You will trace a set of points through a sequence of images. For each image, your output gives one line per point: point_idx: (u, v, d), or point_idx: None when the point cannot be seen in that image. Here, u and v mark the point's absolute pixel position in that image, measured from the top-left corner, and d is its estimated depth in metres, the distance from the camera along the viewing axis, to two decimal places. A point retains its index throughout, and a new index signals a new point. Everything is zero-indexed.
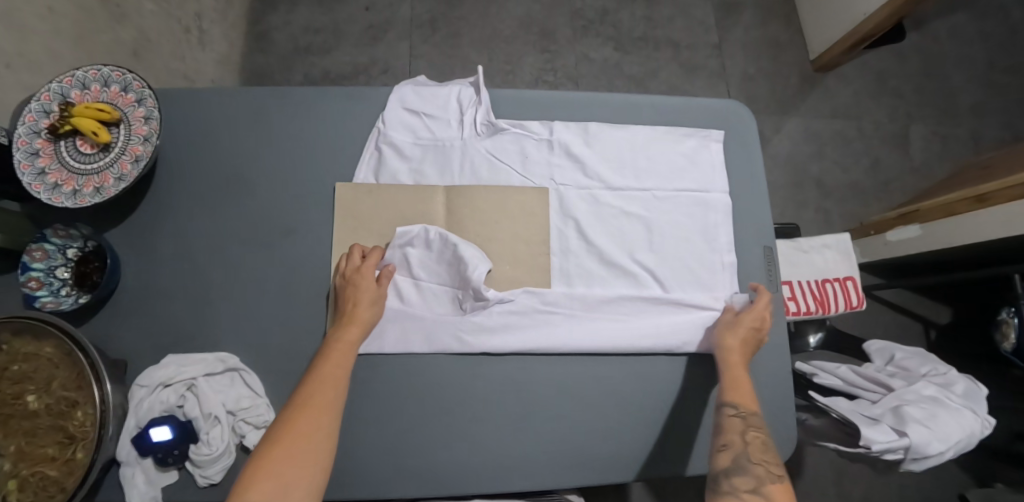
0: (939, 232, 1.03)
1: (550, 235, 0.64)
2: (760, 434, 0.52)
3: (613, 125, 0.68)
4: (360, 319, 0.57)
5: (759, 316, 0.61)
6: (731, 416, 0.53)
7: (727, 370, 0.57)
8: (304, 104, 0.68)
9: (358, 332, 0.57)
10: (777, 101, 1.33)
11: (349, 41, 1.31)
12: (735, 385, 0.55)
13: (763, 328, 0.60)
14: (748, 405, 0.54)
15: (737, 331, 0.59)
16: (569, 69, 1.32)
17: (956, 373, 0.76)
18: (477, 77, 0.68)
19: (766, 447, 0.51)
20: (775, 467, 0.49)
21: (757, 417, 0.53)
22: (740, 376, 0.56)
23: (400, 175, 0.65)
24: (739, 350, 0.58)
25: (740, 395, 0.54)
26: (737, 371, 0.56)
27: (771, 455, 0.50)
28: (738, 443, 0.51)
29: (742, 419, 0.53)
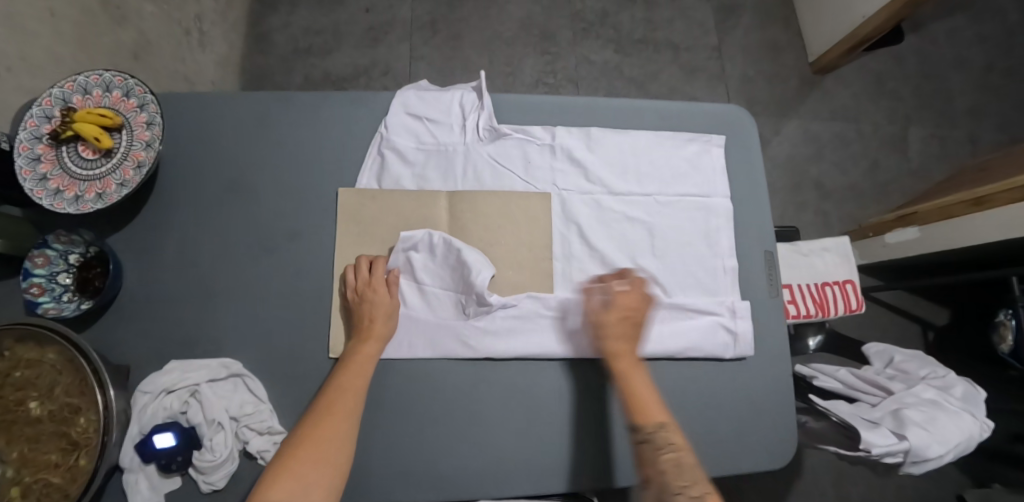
0: (937, 234, 1.04)
1: (553, 240, 0.64)
2: (673, 452, 0.49)
3: (616, 130, 0.68)
4: (376, 333, 0.58)
5: (626, 307, 0.58)
6: (642, 443, 0.51)
7: (620, 390, 0.54)
8: (306, 109, 0.68)
9: (376, 347, 0.58)
10: (777, 104, 1.34)
11: (349, 43, 1.31)
12: (632, 405, 0.53)
13: (631, 320, 0.58)
14: (650, 421, 0.52)
15: (610, 338, 0.57)
16: (570, 71, 1.32)
17: (955, 376, 0.76)
18: (479, 81, 0.68)
19: (681, 465, 0.49)
20: (692, 487, 0.47)
21: (663, 428, 0.51)
22: (636, 389, 0.54)
23: (403, 180, 0.65)
24: (622, 358, 0.56)
25: (639, 413, 0.52)
26: (630, 386, 0.54)
27: (687, 472, 0.48)
28: (655, 475, 0.49)
29: (652, 443, 0.51)
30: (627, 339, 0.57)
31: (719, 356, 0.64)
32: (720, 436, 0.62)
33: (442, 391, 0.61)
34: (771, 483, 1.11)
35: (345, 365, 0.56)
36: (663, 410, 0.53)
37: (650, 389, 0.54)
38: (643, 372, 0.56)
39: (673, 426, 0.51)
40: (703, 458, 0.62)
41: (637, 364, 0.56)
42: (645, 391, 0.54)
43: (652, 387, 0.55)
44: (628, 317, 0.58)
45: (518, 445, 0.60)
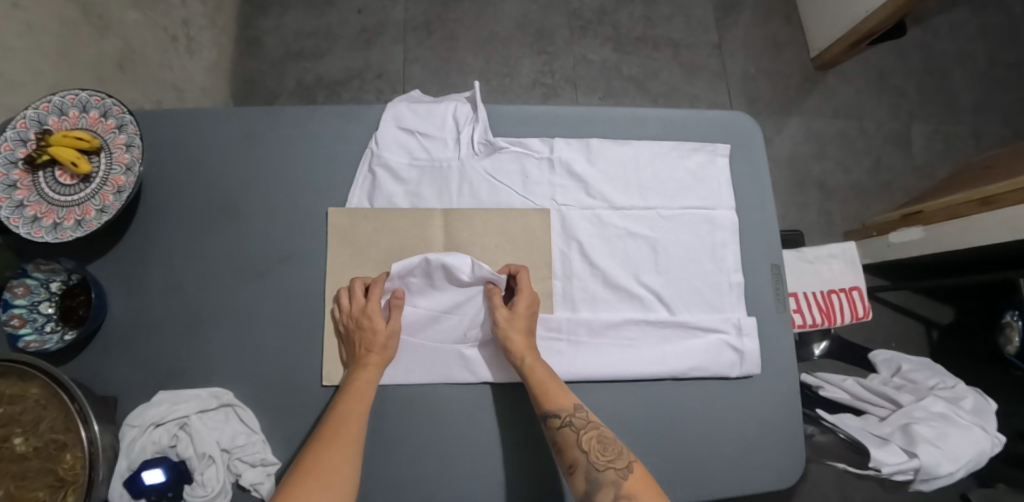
0: (942, 235, 1.02)
1: (552, 257, 0.62)
2: (595, 429, 0.51)
3: (616, 141, 0.66)
4: (376, 360, 0.56)
5: (523, 299, 0.58)
6: (563, 429, 0.51)
7: (531, 381, 0.54)
8: (295, 125, 0.66)
9: (373, 376, 0.55)
10: (779, 101, 1.31)
11: (341, 45, 1.27)
12: (545, 394, 0.53)
13: (529, 310, 0.58)
14: (567, 405, 0.52)
15: (512, 330, 0.56)
16: (567, 71, 1.28)
17: (964, 387, 0.75)
18: (473, 92, 0.66)
19: (605, 440, 0.50)
20: (619, 459, 0.49)
21: (578, 409, 0.52)
22: (545, 377, 0.54)
23: (396, 198, 0.62)
24: (526, 352, 0.55)
25: (553, 400, 0.52)
26: (539, 376, 0.54)
27: (612, 445, 0.50)
28: (582, 457, 0.50)
29: (573, 427, 0.51)
30: (530, 330, 0.57)
31: (724, 375, 0.62)
32: (726, 456, 0.61)
33: (438, 419, 0.59)
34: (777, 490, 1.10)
35: (347, 391, 0.54)
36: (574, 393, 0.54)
37: (555, 375, 0.55)
38: (544, 360, 0.56)
39: (585, 405, 0.53)
40: (710, 480, 0.60)
41: (538, 354, 0.56)
42: (555, 379, 0.54)
43: (554, 372, 0.56)
44: (529, 313, 0.57)
45: (520, 474, 0.59)
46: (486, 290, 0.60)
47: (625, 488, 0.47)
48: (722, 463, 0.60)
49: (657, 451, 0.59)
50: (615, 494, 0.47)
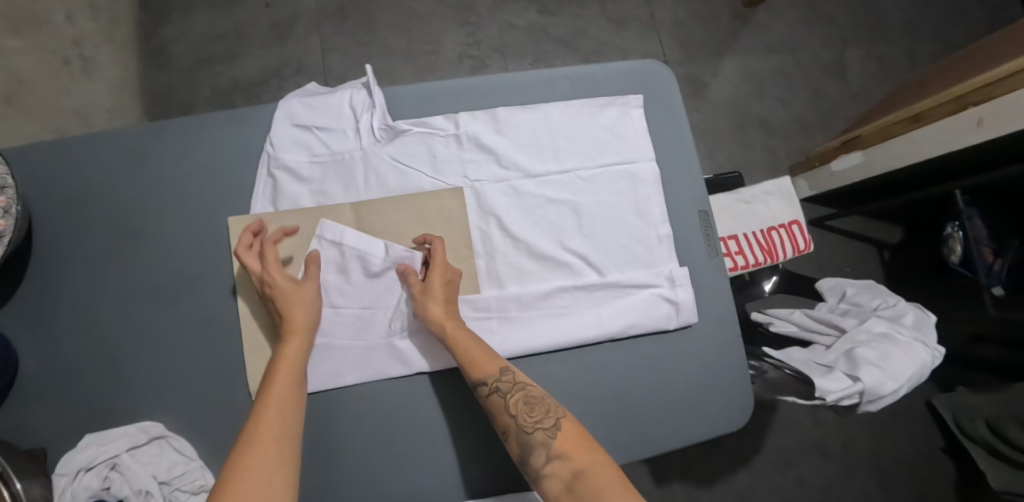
0: (879, 157, 1.02)
1: (472, 236, 0.60)
2: (523, 391, 0.51)
3: (524, 107, 0.63)
4: (298, 328, 0.52)
5: (443, 268, 0.56)
6: (491, 397, 0.51)
7: (461, 348, 0.53)
8: (186, 137, 0.62)
9: (301, 343, 0.52)
10: (712, 44, 1.28)
11: (255, 44, 1.21)
12: (472, 362, 0.52)
13: (446, 276, 0.56)
14: (493, 371, 0.52)
15: (434, 304, 0.54)
16: (493, 40, 1.24)
17: (905, 303, 0.76)
18: (368, 76, 0.62)
19: (532, 400, 0.50)
20: (547, 418, 0.49)
21: (504, 373, 0.52)
22: (473, 345, 0.53)
23: (300, 198, 0.59)
24: (446, 320, 0.54)
25: (479, 367, 0.52)
26: (467, 344, 0.53)
27: (538, 405, 0.50)
28: (512, 421, 0.50)
29: (500, 393, 0.51)
30: (452, 296, 0.56)
31: (663, 327, 0.61)
32: (676, 407, 0.61)
33: (381, 417, 0.58)
34: (749, 427, 1.12)
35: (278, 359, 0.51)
36: (501, 357, 0.53)
37: (482, 342, 0.54)
38: (471, 329, 0.55)
39: (513, 368, 0.53)
40: (664, 432, 0.60)
41: (464, 325, 0.55)
42: (482, 346, 0.53)
43: (482, 341, 0.54)
44: (446, 284, 0.55)
45: (474, 458, 0.58)
46: (399, 271, 0.58)
47: (555, 449, 0.47)
48: (673, 415, 0.60)
49: (605, 414, 0.59)
50: (547, 455, 0.47)
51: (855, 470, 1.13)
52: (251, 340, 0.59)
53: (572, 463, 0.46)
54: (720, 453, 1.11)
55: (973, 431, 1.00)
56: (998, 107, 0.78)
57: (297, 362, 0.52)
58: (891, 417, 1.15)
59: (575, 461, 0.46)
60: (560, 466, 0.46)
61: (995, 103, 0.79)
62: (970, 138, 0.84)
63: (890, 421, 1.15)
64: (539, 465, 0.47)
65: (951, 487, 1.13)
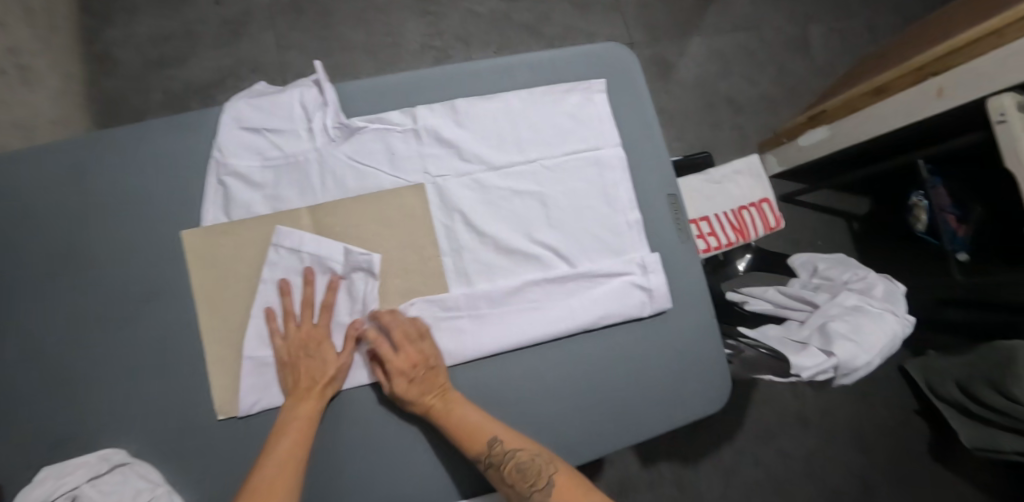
0: (845, 130, 1.03)
1: (437, 233, 0.58)
2: (513, 459, 0.51)
3: (483, 97, 0.61)
4: (317, 390, 0.53)
5: (407, 352, 0.54)
6: (487, 471, 0.52)
7: (445, 429, 0.52)
8: (129, 147, 0.58)
9: (316, 404, 0.53)
10: (678, 24, 1.27)
11: (206, 43, 1.13)
12: (461, 440, 0.51)
13: (408, 365, 0.53)
14: (482, 448, 0.51)
15: (408, 396, 0.53)
16: (456, 30, 1.20)
17: (875, 275, 0.77)
18: (318, 73, 0.59)
19: (523, 466, 0.51)
20: (540, 478, 0.51)
21: (492, 445, 0.51)
22: (462, 417, 0.52)
23: (254, 204, 0.57)
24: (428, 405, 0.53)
25: (467, 446, 0.51)
26: (453, 421, 0.52)
27: (530, 469, 0.51)
28: (509, 489, 0.51)
29: (494, 466, 0.51)
30: (426, 376, 0.53)
31: (639, 315, 0.61)
32: (656, 393, 0.61)
33: (354, 425, 0.56)
34: (731, 403, 1.13)
35: (288, 421, 0.52)
36: (489, 423, 0.52)
37: (470, 414, 0.53)
38: (455, 400, 0.53)
39: (502, 435, 0.52)
40: (646, 419, 0.60)
41: (448, 396, 0.54)
42: (472, 416, 0.52)
43: (471, 409, 0.53)
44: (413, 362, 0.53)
45: (454, 458, 0.57)
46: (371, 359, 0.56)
47: None
48: (653, 400, 0.60)
49: (584, 406, 0.59)
50: None
51: (835, 438, 1.16)
52: (213, 357, 0.56)
53: None
54: (704, 431, 1.12)
55: (944, 392, 1.04)
56: (956, 77, 0.80)
57: (310, 421, 0.52)
58: (868, 385, 1.18)
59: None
60: None
61: (953, 72, 0.80)
62: (931, 108, 0.85)
63: (867, 387, 1.18)
64: None
65: (927, 446, 1.17)
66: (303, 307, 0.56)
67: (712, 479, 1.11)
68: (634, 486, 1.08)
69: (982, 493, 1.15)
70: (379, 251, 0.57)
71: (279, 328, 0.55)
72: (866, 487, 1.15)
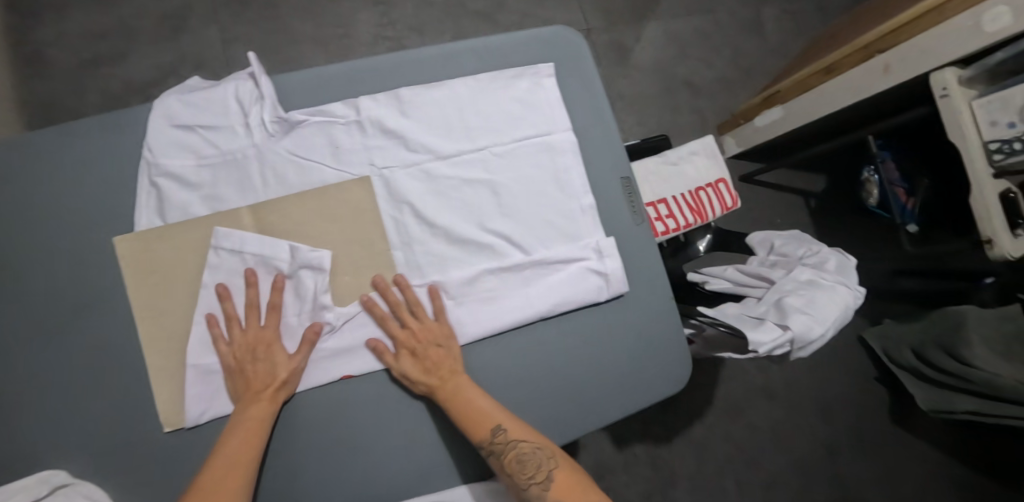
0: (798, 110, 1.05)
1: (386, 227, 0.57)
2: (515, 449, 0.51)
3: (428, 85, 0.60)
4: (267, 394, 0.51)
5: (415, 334, 0.55)
6: (489, 457, 0.52)
7: (451, 412, 0.52)
8: (49, 149, 0.54)
9: (265, 408, 0.51)
10: (633, 8, 1.27)
11: (145, 40, 1.05)
12: (467, 426, 0.51)
13: (416, 345, 0.54)
14: (486, 435, 0.51)
15: (417, 379, 0.54)
16: (409, 19, 1.17)
17: (828, 249, 0.78)
18: (253, 64, 0.56)
19: (525, 458, 0.51)
20: (539, 473, 0.51)
21: (496, 434, 0.51)
22: (468, 401, 0.52)
23: (191, 206, 0.54)
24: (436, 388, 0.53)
25: (471, 432, 0.51)
26: (461, 405, 0.52)
27: (530, 462, 0.51)
28: (507, 479, 0.51)
29: (497, 454, 0.51)
30: (436, 358, 0.54)
31: (597, 299, 0.61)
32: (617, 375, 0.61)
33: (309, 427, 0.54)
34: (700, 382, 1.16)
35: (236, 427, 0.50)
36: (496, 411, 0.52)
37: (478, 401, 0.52)
38: (465, 384, 0.53)
39: (507, 424, 0.52)
40: (609, 401, 0.60)
41: (455, 379, 0.54)
42: (479, 403, 0.52)
43: (480, 395, 0.53)
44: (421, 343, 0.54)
45: (415, 454, 0.56)
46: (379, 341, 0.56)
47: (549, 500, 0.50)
48: (615, 382, 0.61)
49: (545, 392, 0.59)
50: None
51: (801, 408, 1.20)
52: (155, 368, 0.53)
53: None
54: (675, 410, 1.14)
55: (900, 359, 1.07)
56: (900, 55, 0.82)
57: (259, 427, 0.50)
58: (829, 356, 1.22)
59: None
60: None
61: (898, 49, 0.82)
62: (880, 84, 0.88)
63: (828, 358, 1.22)
64: None
65: (887, 410, 1.21)
66: (247, 310, 0.54)
67: (684, 456, 1.13)
68: (609, 469, 1.09)
69: (936, 451, 1.21)
70: (326, 248, 0.55)
71: (222, 334, 0.53)
72: (832, 453, 1.19)
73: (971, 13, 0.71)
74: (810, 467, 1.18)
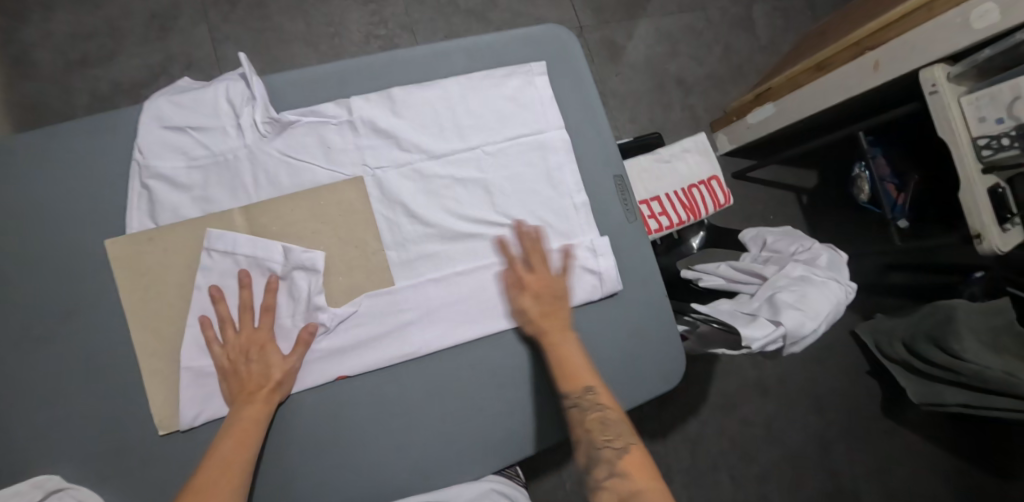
0: (790, 106, 1.05)
1: (379, 228, 0.57)
2: (601, 411, 0.50)
3: (420, 84, 0.60)
4: (263, 396, 0.51)
5: (538, 280, 0.57)
6: (570, 409, 0.52)
7: (554, 357, 0.54)
8: (38, 152, 0.54)
9: (260, 410, 0.51)
10: (625, 5, 1.27)
11: (133, 39, 1.04)
12: (562, 372, 0.53)
13: (541, 290, 0.57)
14: (578, 386, 0.51)
15: (532, 318, 0.56)
16: (400, 17, 1.16)
17: (819, 245, 0.79)
18: (244, 64, 0.56)
19: (607, 421, 0.50)
20: (618, 440, 0.49)
21: (587, 390, 0.51)
22: (569, 353, 0.54)
23: (182, 208, 0.54)
24: (548, 331, 0.55)
25: (564, 380, 0.52)
26: (563, 353, 0.54)
27: (613, 426, 0.50)
28: (583, 434, 0.50)
29: (580, 408, 0.51)
30: (553, 307, 0.57)
31: (591, 297, 0.61)
32: (611, 372, 0.61)
33: (303, 429, 0.54)
34: (694, 378, 1.16)
35: (231, 428, 0.50)
36: (591, 371, 0.53)
37: (580, 357, 0.54)
38: (574, 338, 0.56)
39: (599, 387, 0.52)
40: None
41: (565, 332, 0.56)
42: (578, 357, 0.54)
43: (583, 352, 0.55)
44: (541, 290, 0.57)
45: (410, 454, 0.56)
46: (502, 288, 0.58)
47: (619, 467, 0.47)
48: (609, 379, 0.61)
49: (540, 390, 0.59)
50: (609, 471, 0.48)
51: (794, 402, 1.21)
52: (149, 370, 0.53)
53: (631, 483, 0.46)
54: (669, 406, 1.15)
55: (891, 352, 1.08)
56: (891, 50, 0.83)
57: (254, 428, 0.50)
58: (822, 350, 1.23)
59: (636, 483, 0.46)
60: (619, 483, 0.46)
61: (888, 45, 0.83)
62: (869, 82, 0.88)
63: (821, 352, 1.23)
64: (600, 478, 0.48)
65: (879, 403, 1.23)
66: (240, 312, 0.53)
67: (679, 451, 1.14)
68: None
69: (928, 443, 1.23)
70: (319, 249, 0.55)
71: (215, 337, 0.53)
72: (825, 446, 1.20)
73: (960, 8, 0.72)
74: (803, 460, 1.19)
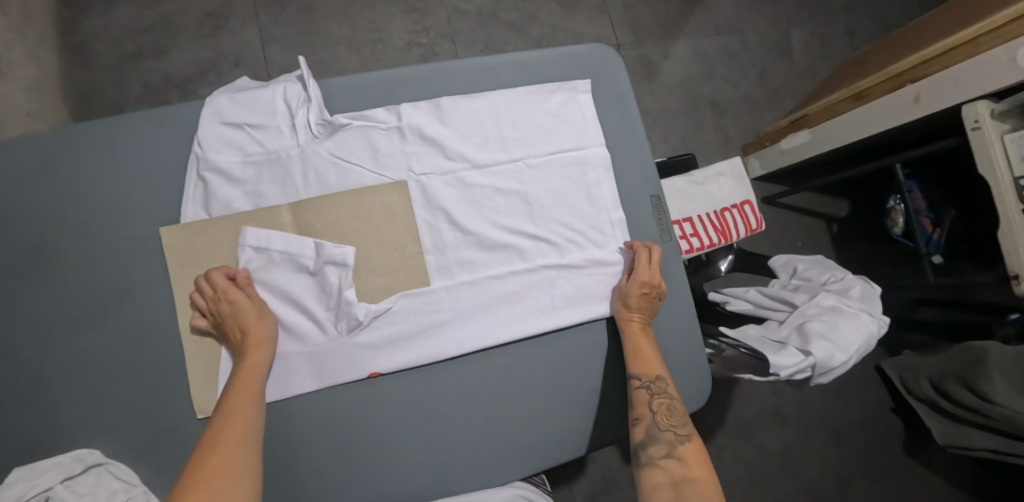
0: (826, 135, 1.04)
1: (419, 231, 0.58)
2: (668, 398, 0.55)
3: (468, 95, 0.61)
4: (260, 339, 0.53)
5: (643, 281, 0.58)
6: (638, 389, 0.55)
7: (627, 344, 0.58)
8: (104, 140, 0.57)
9: (264, 355, 0.53)
10: (663, 25, 1.28)
11: (186, 36, 1.08)
12: (635, 361, 0.56)
13: (653, 290, 0.59)
14: (649, 374, 0.55)
15: (631, 308, 0.58)
16: (442, 26, 1.19)
17: (852, 276, 0.78)
18: (302, 68, 0.58)
19: (672, 409, 0.54)
20: (682, 427, 0.53)
21: (659, 379, 0.55)
22: (643, 348, 0.57)
23: (235, 201, 0.56)
24: (632, 323, 0.58)
25: (639, 364, 0.56)
26: (639, 346, 0.57)
27: (678, 414, 0.54)
28: (648, 413, 0.54)
29: (648, 390, 0.55)
30: (644, 303, 0.59)
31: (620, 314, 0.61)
32: None
33: (333, 430, 0.55)
34: (712, 400, 1.15)
35: (236, 377, 0.51)
36: (659, 363, 0.56)
37: (656, 352, 0.58)
38: (651, 336, 0.59)
39: (666, 377, 0.56)
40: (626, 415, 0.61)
41: (647, 329, 0.59)
42: (650, 353, 0.57)
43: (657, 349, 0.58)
44: (645, 290, 0.58)
45: (434, 456, 0.57)
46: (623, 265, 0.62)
47: (678, 450, 0.51)
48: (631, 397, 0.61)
49: (566, 402, 0.60)
50: (669, 452, 0.51)
51: (814, 434, 1.18)
52: (194, 352, 0.55)
53: (686, 468, 0.50)
54: None
55: (918, 390, 1.06)
56: (932, 84, 0.82)
57: (259, 371, 0.52)
58: (845, 383, 1.20)
59: (689, 470, 0.49)
60: (675, 464, 0.50)
61: (930, 79, 0.82)
62: (908, 114, 0.87)
63: (844, 384, 1.20)
64: (656, 454, 0.51)
65: (901, 439, 1.20)
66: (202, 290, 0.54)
67: None
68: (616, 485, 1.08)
69: (952, 486, 1.19)
70: (353, 246, 0.56)
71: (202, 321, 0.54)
72: (843, 481, 1.17)
73: (1007, 45, 0.71)
74: (820, 494, 1.16)
